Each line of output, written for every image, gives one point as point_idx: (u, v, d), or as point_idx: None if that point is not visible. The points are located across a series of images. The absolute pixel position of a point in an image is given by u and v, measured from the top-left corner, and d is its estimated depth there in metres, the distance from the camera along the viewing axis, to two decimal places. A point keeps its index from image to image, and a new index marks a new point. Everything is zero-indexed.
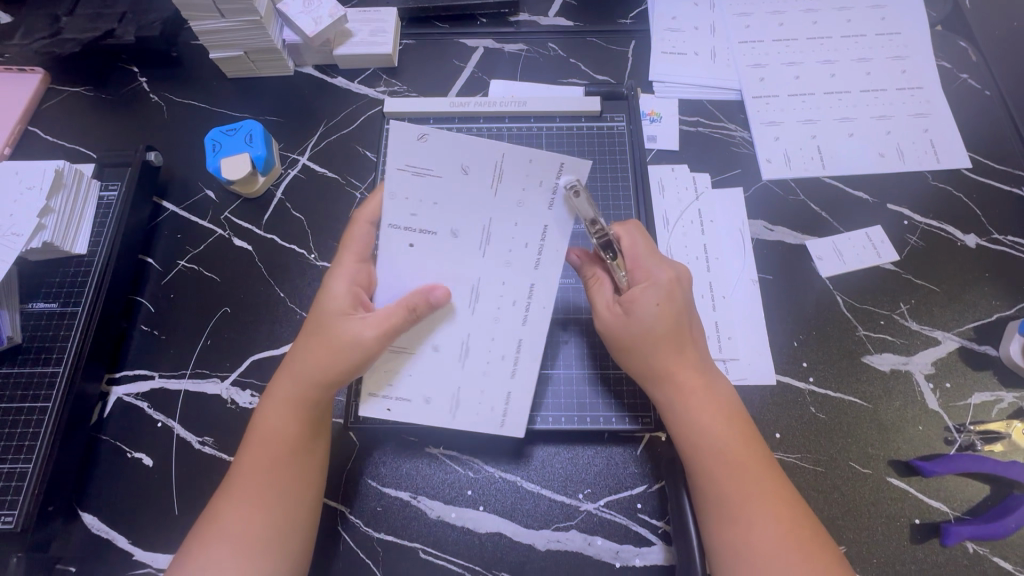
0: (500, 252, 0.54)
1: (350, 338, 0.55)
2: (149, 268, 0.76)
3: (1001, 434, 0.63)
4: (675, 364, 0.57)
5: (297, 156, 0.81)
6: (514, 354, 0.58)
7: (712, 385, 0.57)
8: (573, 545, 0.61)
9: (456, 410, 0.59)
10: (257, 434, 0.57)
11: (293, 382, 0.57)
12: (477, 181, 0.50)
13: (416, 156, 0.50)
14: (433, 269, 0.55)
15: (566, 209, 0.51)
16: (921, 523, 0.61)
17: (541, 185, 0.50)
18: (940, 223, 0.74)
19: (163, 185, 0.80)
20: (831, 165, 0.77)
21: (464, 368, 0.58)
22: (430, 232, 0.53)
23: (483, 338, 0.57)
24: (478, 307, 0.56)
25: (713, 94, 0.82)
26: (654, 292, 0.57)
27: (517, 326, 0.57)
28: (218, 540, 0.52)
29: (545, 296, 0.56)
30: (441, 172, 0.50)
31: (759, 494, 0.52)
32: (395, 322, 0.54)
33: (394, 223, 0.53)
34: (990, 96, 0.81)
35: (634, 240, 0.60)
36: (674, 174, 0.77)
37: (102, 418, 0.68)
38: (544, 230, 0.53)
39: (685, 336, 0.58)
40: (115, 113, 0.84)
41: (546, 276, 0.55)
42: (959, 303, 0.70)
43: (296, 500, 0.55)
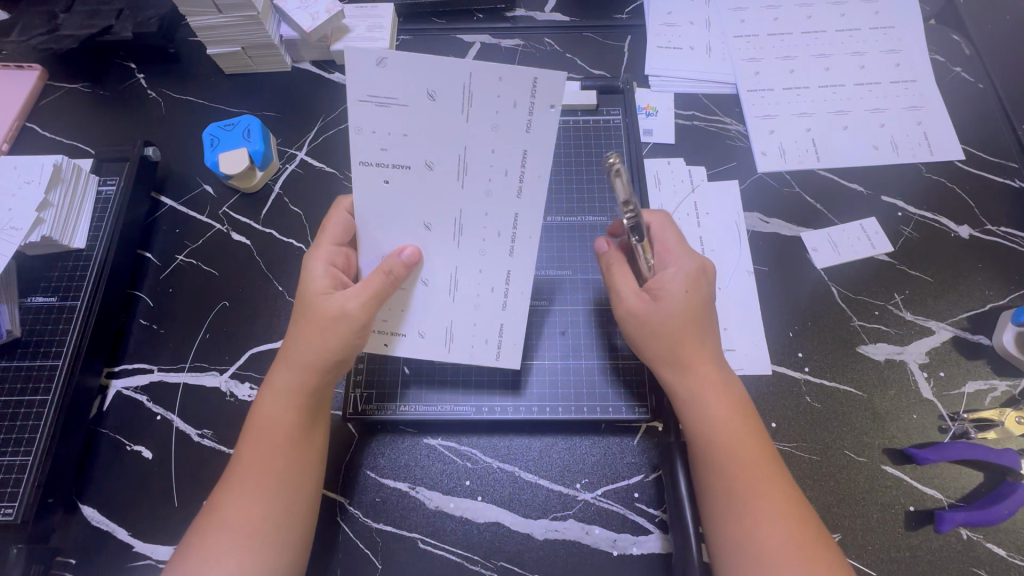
0: (480, 181, 0.50)
1: (332, 311, 0.55)
2: (148, 263, 0.76)
3: (995, 422, 0.64)
4: (692, 360, 0.57)
5: (295, 151, 0.82)
6: (504, 285, 0.56)
7: (728, 384, 0.57)
8: (571, 534, 0.62)
9: (450, 343, 0.59)
10: (258, 425, 0.57)
11: (291, 371, 0.57)
12: (447, 108, 0.46)
13: (377, 84, 0.45)
14: (413, 209, 0.52)
15: (548, 130, 0.47)
16: (916, 510, 0.61)
17: (516, 105, 0.46)
18: (934, 215, 0.75)
19: (161, 180, 0.80)
20: (825, 158, 0.78)
21: (455, 302, 0.57)
22: (404, 165, 0.49)
23: (471, 272, 0.55)
24: (464, 243, 0.54)
25: (709, 88, 0.83)
26: (683, 280, 0.57)
27: (504, 257, 0.54)
28: (220, 532, 0.52)
29: (530, 223, 0.52)
30: (407, 100, 0.46)
31: (765, 492, 0.52)
32: (376, 287, 0.54)
33: (365, 159, 0.49)
34: (983, 89, 0.82)
35: (664, 227, 0.61)
36: (670, 167, 0.78)
37: (102, 412, 0.69)
38: (524, 156, 0.48)
39: (703, 331, 0.57)
40: (113, 109, 0.85)
41: (530, 204, 0.51)
42: (953, 294, 0.71)
43: (297, 492, 0.55)
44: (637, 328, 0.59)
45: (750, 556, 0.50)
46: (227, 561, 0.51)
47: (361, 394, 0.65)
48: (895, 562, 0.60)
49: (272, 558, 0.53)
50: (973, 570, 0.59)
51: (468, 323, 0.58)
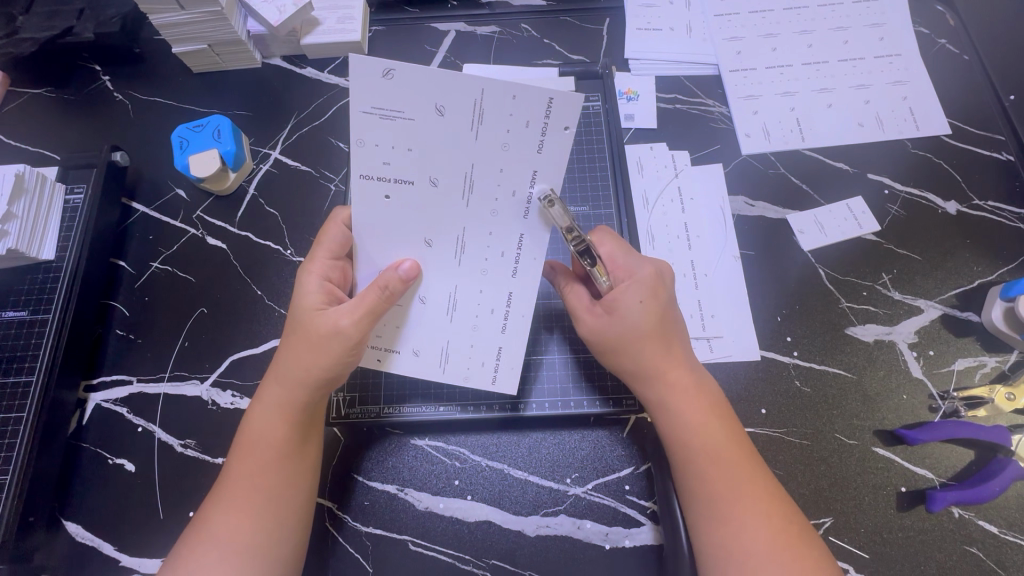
0: (486, 201, 0.48)
1: (327, 330, 0.53)
2: (122, 271, 0.74)
3: (984, 399, 0.63)
4: (666, 365, 0.56)
5: (269, 151, 0.79)
6: (505, 306, 0.54)
7: (704, 387, 0.56)
8: (562, 529, 0.61)
9: (445, 363, 0.57)
10: (249, 444, 0.55)
11: (282, 388, 0.56)
12: (456, 124, 0.44)
13: (383, 96, 0.43)
14: (412, 224, 0.50)
15: (560, 152, 0.45)
16: (908, 491, 0.61)
17: (529, 125, 0.44)
18: (920, 192, 0.74)
19: (132, 186, 0.78)
20: (810, 137, 0.77)
21: (451, 320, 0.55)
22: (406, 181, 0.47)
23: (471, 290, 0.54)
24: (465, 260, 0.52)
25: (690, 70, 0.81)
26: (637, 289, 0.55)
27: (506, 278, 0.53)
28: (207, 546, 0.51)
29: (538, 246, 0.51)
30: (415, 113, 0.44)
31: (749, 495, 0.52)
32: (371, 303, 0.52)
33: (365, 173, 0.46)
34: (968, 60, 0.80)
35: (609, 245, 0.58)
36: (653, 153, 0.76)
37: (81, 426, 0.67)
38: (533, 176, 0.47)
39: (670, 334, 0.56)
40: (79, 114, 0.82)
41: (536, 226, 0.50)
42: (942, 271, 0.70)
43: (290, 507, 0.54)
44: (590, 339, 0.58)
45: (733, 560, 0.49)
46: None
47: (345, 398, 0.64)
48: (887, 543, 0.59)
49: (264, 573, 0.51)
50: (964, 547, 0.59)
51: (466, 342, 0.56)
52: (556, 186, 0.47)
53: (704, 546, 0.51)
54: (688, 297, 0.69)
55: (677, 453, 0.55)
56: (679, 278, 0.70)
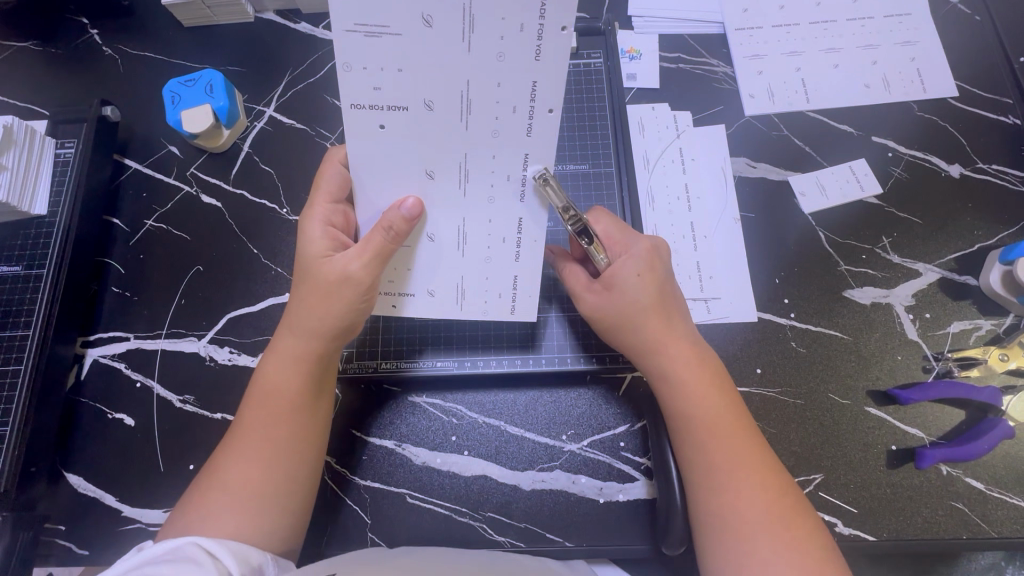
0: (486, 120, 0.45)
1: (336, 275, 0.53)
2: (116, 228, 0.73)
3: (978, 360, 0.63)
4: (666, 338, 0.55)
5: (263, 108, 0.78)
6: (516, 235, 0.53)
7: (706, 362, 0.56)
8: (558, 483, 0.62)
9: (462, 299, 0.57)
10: (262, 393, 0.55)
11: (296, 337, 0.56)
12: (446, 35, 0.41)
13: (365, 10, 0.40)
14: (411, 155, 0.48)
15: (559, 56, 0.42)
16: (897, 449, 0.62)
17: (523, 29, 0.41)
18: (925, 154, 0.73)
19: (124, 142, 0.77)
20: (815, 99, 0.75)
21: (464, 255, 0.54)
22: (400, 107, 0.45)
23: (480, 222, 0.52)
24: (469, 190, 0.50)
25: (695, 28, 0.79)
26: (635, 263, 0.56)
27: (513, 203, 0.51)
28: (218, 491, 0.51)
29: (544, 162, 0.48)
30: (401, 28, 0.41)
31: (748, 466, 0.50)
32: (377, 245, 0.51)
33: (356, 101, 0.44)
34: (980, 21, 0.78)
35: (606, 225, 0.58)
36: (654, 113, 0.75)
37: (79, 381, 0.68)
38: (534, 88, 0.44)
39: (670, 307, 0.56)
40: (66, 68, 0.80)
41: (542, 144, 0.47)
42: (942, 235, 0.69)
43: (299, 463, 0.54)
44: (588, 314, 0.58)
45: (729, 528, 0.48)
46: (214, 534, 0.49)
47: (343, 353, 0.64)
48: (875, 498, 0.61)
49: (274, 519, 0.52)
50: (950, 503, 0.60)
51: (481, 277, 0.56)
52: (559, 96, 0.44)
53: (704, 516, 0.50)
54: (687, 258, 0.69)
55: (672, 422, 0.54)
56: (679, 240, 0.70)
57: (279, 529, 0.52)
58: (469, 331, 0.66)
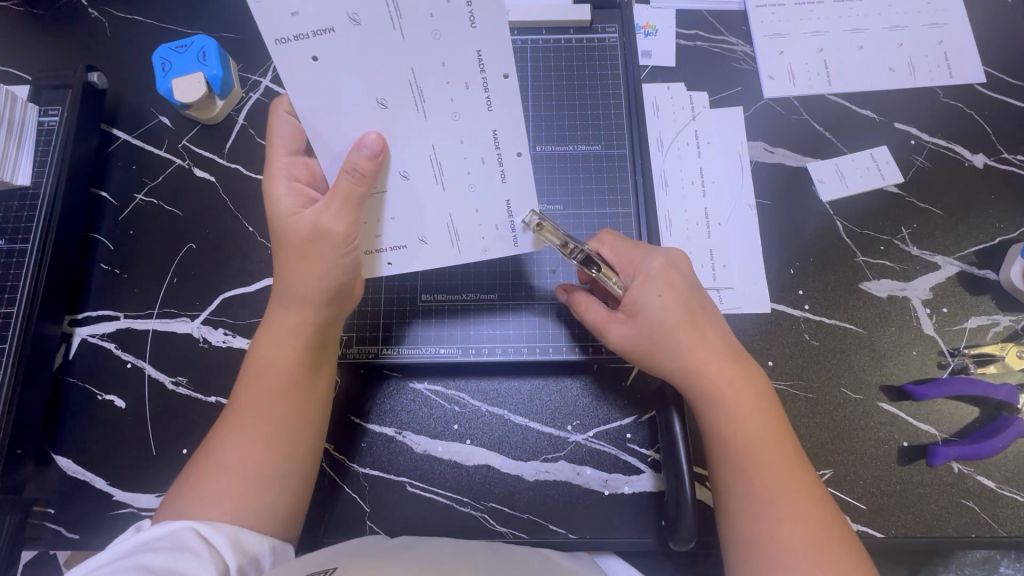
0: (420, 22, 0.44)
1: (308, 230, 0.50)
2: (104, 202, 0.70)
3: (995, 357, 0.62)
4: (702, 356, 0.52)
5: (259, 78, 0.74)
6: (495, 152, 0.50)
7: (744, 373, 0.53)
8: (562, 475, 0.61)
9: (457, 242, 0.54)
10: (255, 368, 0.53)
11: (291, 309, 0.53)
12: None
13: None
14: (356, 82, 0.45)
15: None
16: (909, 446, 0.61)
17: None
18: (948, 143, 0.70)
19: (112, 111, 0.73)
20: (837, 81, 0.72)
21: (446, 187, 0.51)
22: (328, 29, 0.43)
23: (451, 144, 0.49)
24: (429, 110, 0.47)
25: (715, 4, 0.75)
26: (654, 283, 0.54)
27: (482, 112, 0.48)
28: (216, 471, 0.49)
29: (499, 58, 0.46)
30: None
31: (785, 489, 0.48)
32: (344, 191, 0.48)
33: (280, 35, 0.43)
34: (1011, 4, 0.75)
35: (613, 246, 0.57)
36: (670, 94, 0.72)
37: (67, 361, 0.65)
38: None
39: (700, 323, 0.54)
40: (49, 31, 0.75)
41: (488, 36, 0.45)
42: (963, 227, 0.67)
43: (297, 439, 0.52)
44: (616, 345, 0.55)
45: (769, 555, 0.46)
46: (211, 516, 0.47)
47: (341, 338, 0.62)
48: (885, 495, 0.60)
49: (273, 503, 0.50)
50: (960, 501, 0.59)
51: (470, 213, 0.52)
52: None
53: (743, 542, 0.48)
54: (700, 246, 0.67)
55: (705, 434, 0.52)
56: (692, 227, 0.68)
57: (280, 511, 0.50)
58: (473, 316, 0.64)
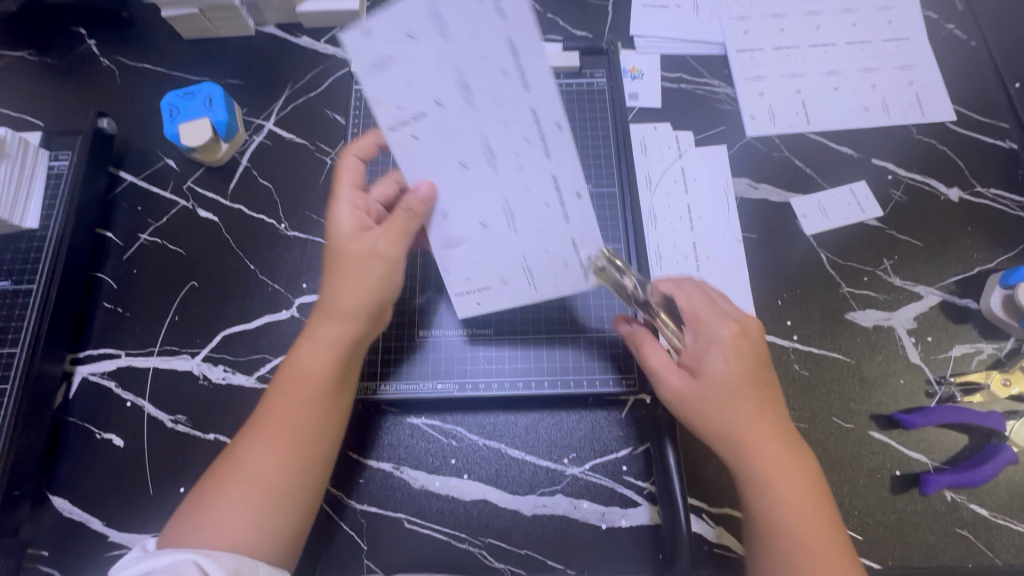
0: (488, 94, 0.50)
1: (361, 253, 0.53)
2: (109, 242, 0.72)
3: (982, 385, 0.63)
4: (755, 419, 0.51)
5: (263, 122, 0.77)
6: (557, 196, 0.54)
7: (792, 445, 0.51)
8: (559, 508, 0.61)
9: (534, 280, 0.57)
10: (289, 378, 0.53)
11: (332, 324, 0.54)
12: (429, 40, 0.47)
13: (367, 50, 0.46)
14: (444, 150, 0.51)
15: (521, 8, 0.47)
16: (902, 474, 0.61)
17: (481, 4, 0.47)
18: (924, 177, 0.73)
19: (120, 154, 0.75)
20: (815, 121, 0.76)
21: (518, 231, 0.55)
22: (421, 113, 0.49)
23: (520, 194, 0.53)
24: (500, 165, 0.52)
25: (697, 49, 0.79)
26: (721, 351, 0.52)
27: (541, 160, 0.53)
28: (238, 480, 0.50)
29: (552, 109, 0.51)
30: (393, 46, 0.47)
31: (820, 551, 0.48)
32: (402, 224, 0.52)
33: (390, 125, 0.49)
34: (976, 47, 0.80)
35: (690, 299, 0.55)
36: (657, 133, 0.75)
37: (67, 400, 0.66)
38: (511, 45, 0.48)
39: (760, 385, 0.52)
40: (61, 79, 0.79)
41: (543, 94, 0.51)
42: (942, 258, 0.70)
43: (319, 453, 0.53)
44: (671, 400, 0.55)
45: None
46: (228, 525, 0.48)
47: None
48: (880, 525, 0.60)
49: (285, 519, 0.50)
50: (955, 530, 0.60)
51: (540, 248, 0.56)
52: (533, 43, 0.49)
53: None
54: (690, 278, 0.69)
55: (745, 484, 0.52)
56: (681, 260, 0.70)
57: (292, 528, 0.51)
58: (470, 352, 0.65)
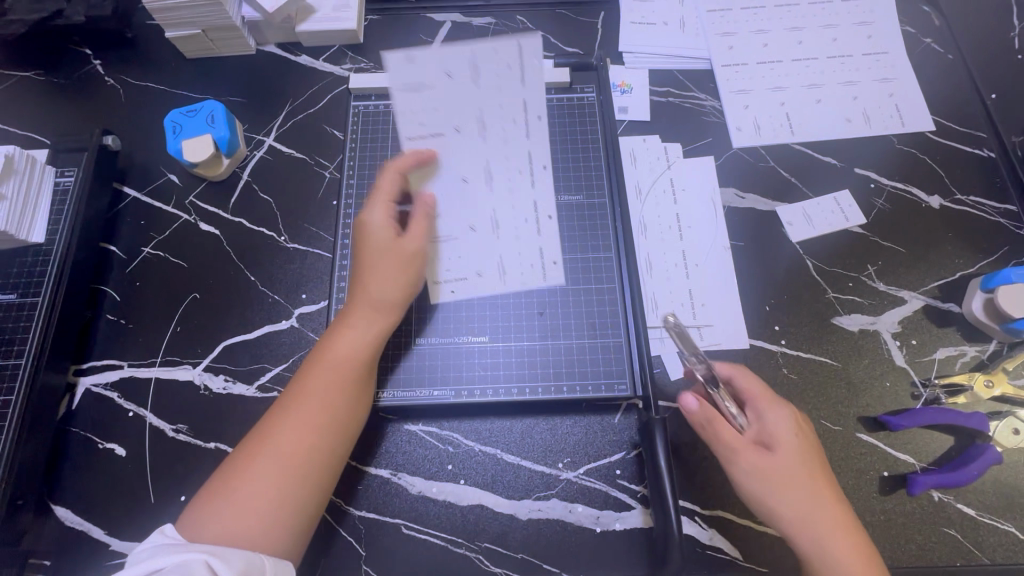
0: (499, 132, 0.64)
1: (400, 251, 0.61)
2: (112, 256, 0.73)
3: (964, 387, 0.65)
4: (818, 489, 0.54)
5: (263, 138, 0.79)
6: (535, 216, 0.67)
7: (847, 514, 0.54)
8: (554, 512, 0.62)
9: (504, 275, 0.66)
10: (324, 360, 0.58)
11: (370, 313, 0.59)
12: (461, 81, 0.61)
13: (407, 75, 0.60)
14: (451, 167, 0.64)
15: (536, 78, 0.62)
16: (890, 475, 0.63)
17: (511, 68, 0.61)
18: (905, 186, 0.75)
19: (123, 170, 0.77)
20: (799, 132, 0.78)
21: (499, 238, 0.66)
22: (438, 133, 0.62)
23: (507, 209, 0.66)
24: (493, 186, 0.65)
25: (683, 64, 0.82)
26: (787, 426, 0.56)
27: (526, 190, 0.67)
28: (269, 453, 0.53)
29: (541, 154, 0.67)
30: (431, 81, 0.61)
31: None
32: (427, 223, 0.63)
33: (409, 134, 0.62)
34: (952, 60, 0.82)
35: (746, 377, 0.59)
36: (646, 145, 0.78)
37: (70, 411, 0.67)
38: (523, 103, 0.63)
39: (817, 460, 0.56)
40: (67, 97, 0.81)
41: (538, 144, 0.66)
42: (924, 263, 0.72)
43: (347, 430, 0.57)
44: (748, 475, 0.54)
45: None
46: (254, 495, 0.51)
47: None
48: (870, 526, 0.61)
49: (303, 498, 0.53)
50: (943, 529, 0.61)
51: (515, 253, 0.67)
52: (542, 105, 0.64)
53: None
54: (679, 285, 0.71)
55: (801, 544, 0.53)
56: (671, 267, 0.71)
57: (308, 508, 0.53)
58: (466, 359, 0.66)
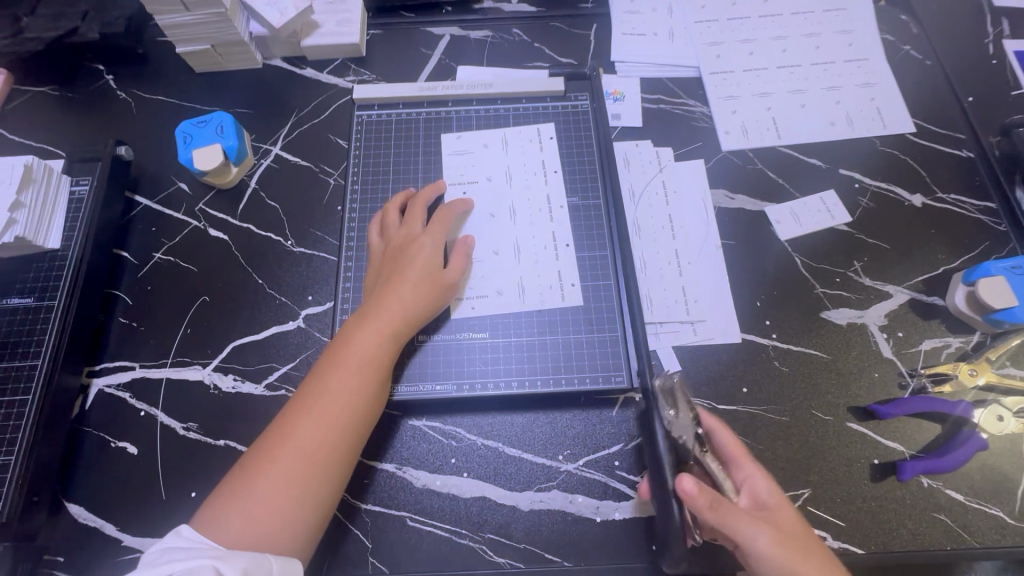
0: (523, 180, 0.77)
1: (435, 272, 0.66)
2: (125, 261, 0.76)
3: (949, 375, 0.67)
4: (813, 548, 0.53)
5: (270, 147, 0.82)
6: (554, 245, 0.73)
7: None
8: (555, 503, 0.63)
9: (523, 295, 0.71)
10: (345, 363, 0.59)
11: (393, 319, 0.62)
12: (494, 148, 0.79)
13: (454, 146, 0.80)
14: (481, 205, 0.75)
15: (552, 147, 0.79)
16: (880, 463, 0.65)
17: (534, 143, 0.79)
18: (889, 185, 0.78)
19: (135, 179, 0.80)
20: (785, 135, 0.81)
21: (519, 262, 0.72)
22: (473, 181, 0.77)
23: (528, 238, 0.74)
24: (517, 220, 0.75)
25: (673, 72, 0.85)
26: (766, 484, 0.57)
27: (546, 223, 0.75)
28: (290, 450, 0.55)
29: (558, 195, 0.76)
30: (471, 149, 0.79)
31: None
32: (463, 250, 0.69)
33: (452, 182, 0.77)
34: (931, 65, 0.86)
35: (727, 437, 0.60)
36: (638, 149, 0.81)
37: (83, 411, 0.69)
38: (543, 161, 0.78)
39: (800, 520, 0.57)
40: (81, 111, 0.84)
41: (554, 187, 0.77)
42: (909, 259, 0.74)
43: (365, 432, 0.59)
44: (761, 546, 0.51)
45: None
46: (273, 493, 0.53)
47: None
48: (862, 512, 0.63)
49: (320, 496, 0.55)
50: (933, 515, 0.62)
51: (534, 274, 0.72)
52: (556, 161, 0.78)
53: None
54: (672, 282, 0.73)
55: None
56: (664, 266, 0.74)
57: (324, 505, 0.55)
58: (468, 356, 0.68)
